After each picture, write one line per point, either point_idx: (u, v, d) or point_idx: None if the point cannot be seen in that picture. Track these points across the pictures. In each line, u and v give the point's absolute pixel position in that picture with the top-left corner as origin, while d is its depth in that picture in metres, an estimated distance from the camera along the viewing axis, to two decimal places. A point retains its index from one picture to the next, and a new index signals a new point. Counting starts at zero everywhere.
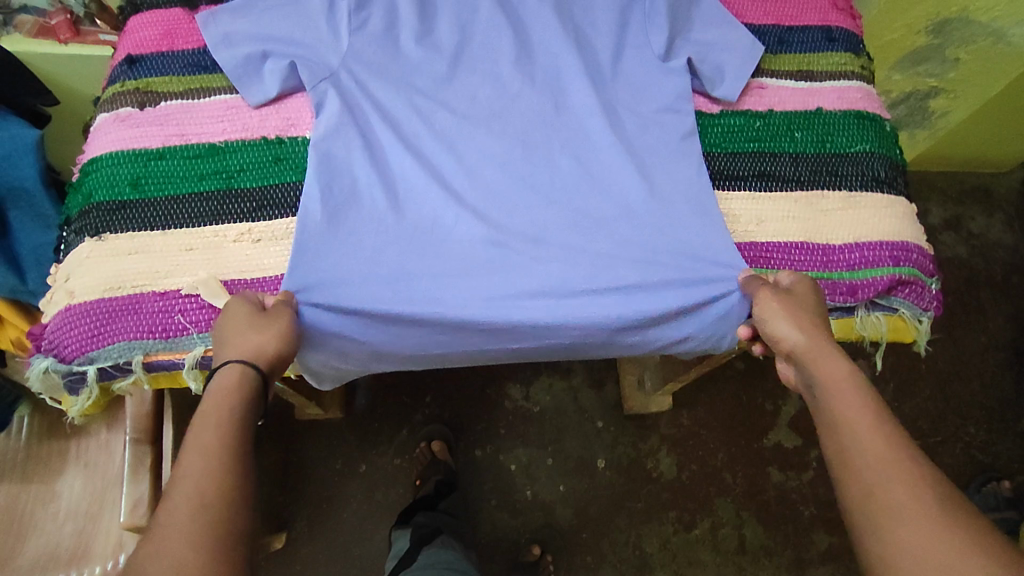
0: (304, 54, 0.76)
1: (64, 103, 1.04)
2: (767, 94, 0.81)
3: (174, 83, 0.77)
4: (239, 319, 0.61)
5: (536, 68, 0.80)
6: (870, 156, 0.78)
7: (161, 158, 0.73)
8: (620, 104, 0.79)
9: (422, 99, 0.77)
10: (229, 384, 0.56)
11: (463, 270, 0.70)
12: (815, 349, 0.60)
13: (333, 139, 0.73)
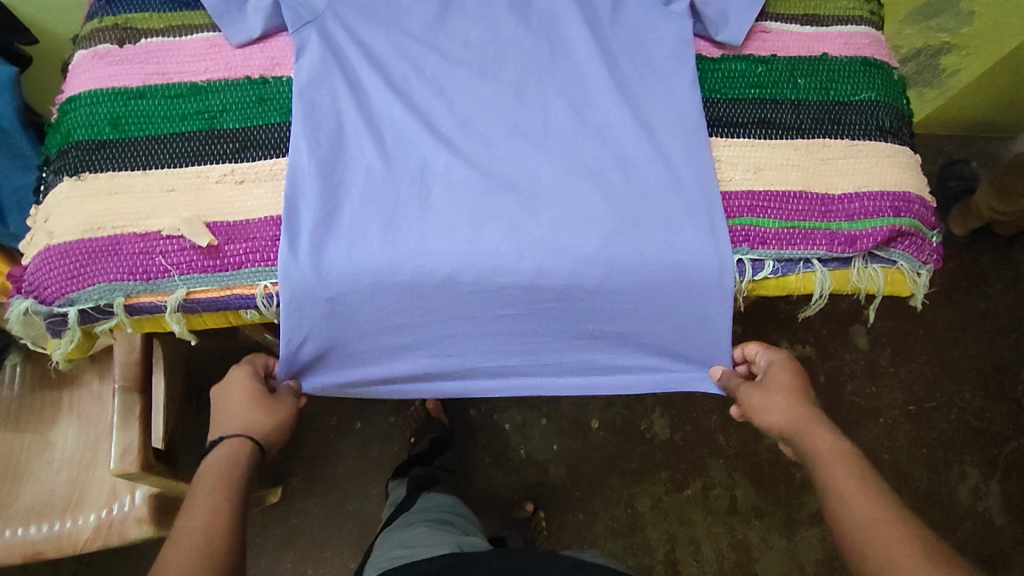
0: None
1: (45, 45, 1.01)
2: (770, 38, 0.78)
3: (154, 20, 0.74)
4: (242, 396, 0.67)
5: (532, 12, 0.77)
6: (874, 105, 0.76)
7: (142, 98, 0.71)
8: (617, 50, 0.76)
9: (413, 42, 0.74)
10: (231, 457, 0.62)
11: (452, 226, 0.68)
12: (804, 426, 0.65)
13: (318, 86, 0.71)
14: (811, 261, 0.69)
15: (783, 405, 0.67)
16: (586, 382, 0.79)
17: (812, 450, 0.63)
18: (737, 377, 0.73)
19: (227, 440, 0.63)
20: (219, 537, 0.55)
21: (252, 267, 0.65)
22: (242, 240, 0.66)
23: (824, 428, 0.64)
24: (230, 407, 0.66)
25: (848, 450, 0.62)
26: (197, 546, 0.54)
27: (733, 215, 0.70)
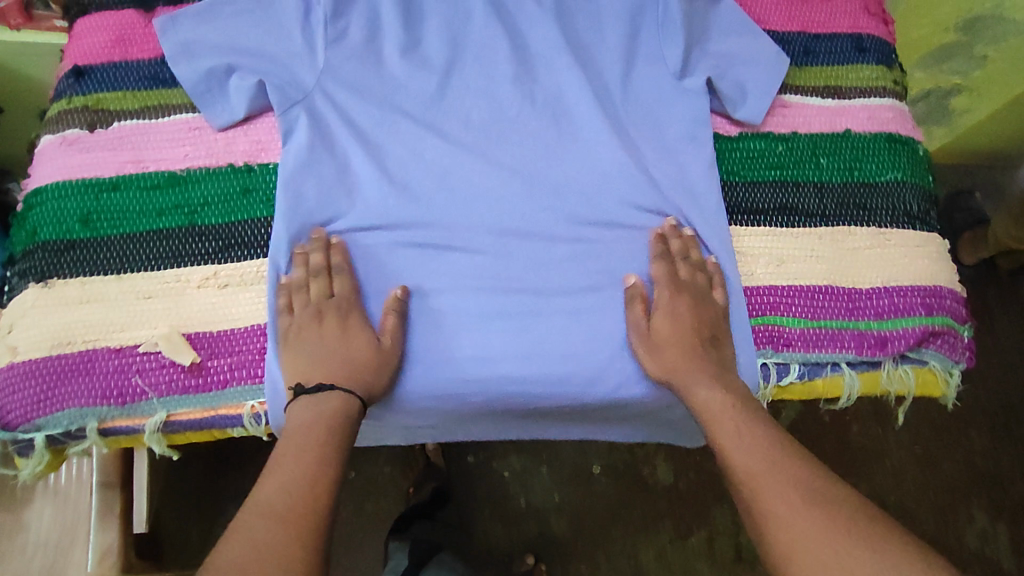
0: (276, 69, 0.69)
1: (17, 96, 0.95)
2: (790, 113, 0.73)
3: (128, 99, 0.68)
4: (360, 331, 0.61)
5: (537, 87, 0.72)
6: (901, 187, 0.71)
7: (115, 190, 0.65)
8: (629, 127, 0.71)
9: (410, 122, 0.70)
10: (334, 409, 0.56)
11: (451, 307, 0.64)
12: (683, 380, 0.61)
13: (306, 176, 0.66)
14: (840, 364, 0.65)
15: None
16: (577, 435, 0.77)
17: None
18: (537, 331, 0.63)
19: (316, 382, 0.58)
20: (302, 490, 0.51)
21: (237, 386, 0.60)
22: (227, 355, 0.60)
23: (703, 377, 0.60)
24: (348, 347, 0.60)
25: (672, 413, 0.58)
26: (279, 506, 0.50)
27: (755, 312, 0.66)
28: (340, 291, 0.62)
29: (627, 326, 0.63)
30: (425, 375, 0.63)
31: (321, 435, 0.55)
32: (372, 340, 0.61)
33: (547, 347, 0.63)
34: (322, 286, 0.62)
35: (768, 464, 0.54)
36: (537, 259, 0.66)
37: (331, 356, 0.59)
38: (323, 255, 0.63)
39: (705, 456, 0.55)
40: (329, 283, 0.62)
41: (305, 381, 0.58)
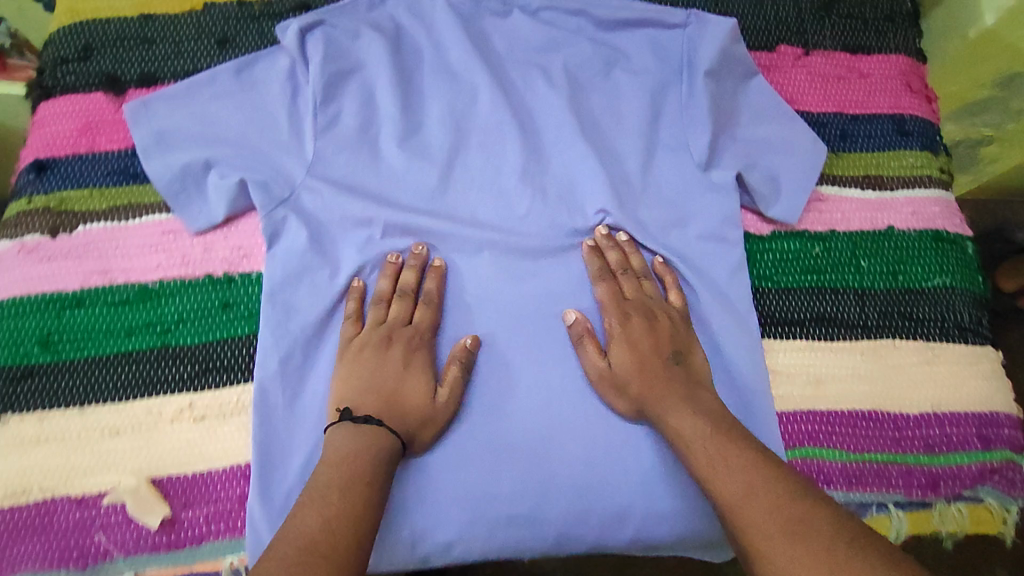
0: (259, 163, 0.62)
1: None
2: (826, 208, 0.67)
3: (95, 198, 0.61)
4: (421, 373, 0.57)
5: (549, 179, 0.67)
6: (950, 293, 0.65)
7: (79, 306, 0.58)
8: (649, 222, 0.65)
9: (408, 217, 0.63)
10: (380, 449, 0.51)
11: (515, 367, 0.60)
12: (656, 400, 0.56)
13: (293, 286, 0.60)
14: (887, 504, 0.59)
15: (626, 374, 0.57)
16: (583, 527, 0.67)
17: (666, 432, 0.54)
18: (592, 342, 0.59)
19: (363, 413, 0.54)
20: (349, 527, 0.45)
21: (214, 541, 0.53)
22: (201, 504, 0.54)
23: (673, 404, 0.54)
24: (403, 384, 0.56)
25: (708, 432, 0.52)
26: (320, 535, 0.44)
27: (793, 444, 0.59)
28: (419, 322, 0.60)
29: (682, 333, 0.60)
30: (473, 436, 0.58)
31: (371, 466, 0.50)
32: (429, 386, 0.57)
33: (605, 360, 0.59)
34: (401, 311, 0.59)
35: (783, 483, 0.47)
36: (599, 267, 0.63)
37: (380, 389, 0.55)
38: (391, 284, 0.61)
39: (734, 482, 0.48)
40: (410, 310, 0.60)
41: (354, 409, 0.54)
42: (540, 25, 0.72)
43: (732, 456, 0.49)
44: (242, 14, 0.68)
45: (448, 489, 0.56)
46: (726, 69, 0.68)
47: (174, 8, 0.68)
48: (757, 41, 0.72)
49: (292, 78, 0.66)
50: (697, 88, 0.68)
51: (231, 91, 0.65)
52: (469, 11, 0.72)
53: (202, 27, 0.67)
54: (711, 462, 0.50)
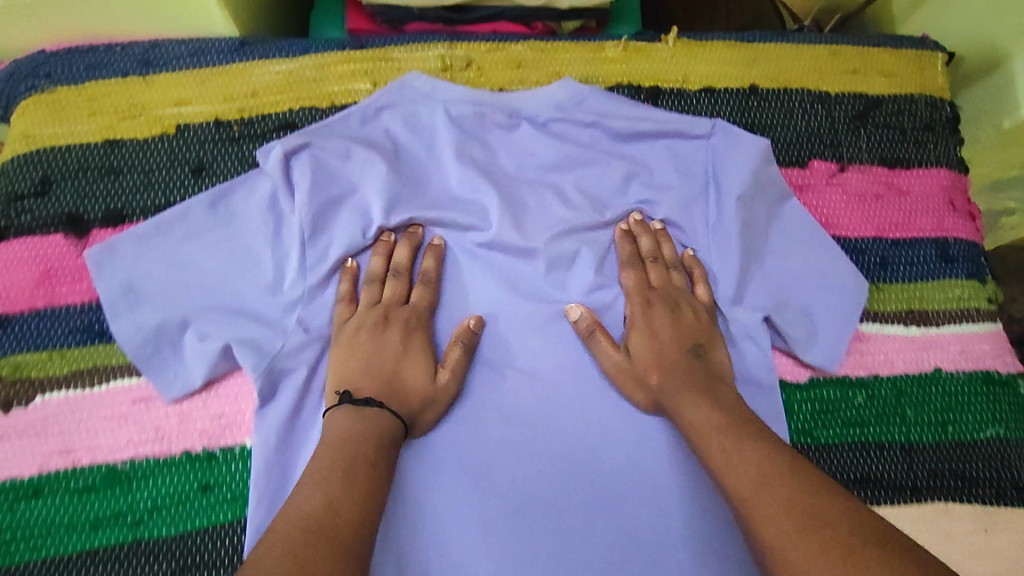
0: (240, 321, 0.56)
1: None
2: (867, 347, 0.61)
3: (54, 361, 0.55)
4: (420, 355, 0.56)
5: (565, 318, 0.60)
6: (1005, 445, 0.59)
7: (37, 495, 0.52)
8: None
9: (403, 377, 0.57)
10: (384, 433, 0.50)
11: (522, 409, 0.57)
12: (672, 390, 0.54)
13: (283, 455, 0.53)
14: None
15: (645, 366, 0.56)
16: None
17: (681, 424, 0.52)
18: (605, 334, 0.57)
19: (365, 396, 0.51)
20: (355, 508, 0.43)
21: None
22: None
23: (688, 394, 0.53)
24: (403, 369, 0.54)
25: (726, 424, 0.50)
26: (328, 509, 0.42)
27: None
28: (415, 302, 0.58)
29: (705, 328, 0.58)
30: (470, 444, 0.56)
31: (376, 452, 0.48)
32: (431, 366, 0.55)
33: (621, 352, 0.57)
34: (395, 291, 0.58)
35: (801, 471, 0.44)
36: (630, 252, 0.61)
37: (379, 372, 0.54)
38: (384, 262, 0.59)
39: (744, 467, 0.46)
40: (406, 289, 0.58)
41: (354, 392, 0.52)
42: (552, 137, 0.64)
43: (743, 444, 0.47)
44: (220, 136, 0.61)
45: (449, 486, 0.54)
46: (755, 193, 0.62)
47: (141, 132, 0.60)
48: (787, 155, 0.66)
49: (274, 209, 0.59)
50: (727, 214, 0.61)
51: (207, 230, 0.58)
52: (471, 123, 0.63)
53: (175, 153, 0.60)
54: (720, 450, 0.48)
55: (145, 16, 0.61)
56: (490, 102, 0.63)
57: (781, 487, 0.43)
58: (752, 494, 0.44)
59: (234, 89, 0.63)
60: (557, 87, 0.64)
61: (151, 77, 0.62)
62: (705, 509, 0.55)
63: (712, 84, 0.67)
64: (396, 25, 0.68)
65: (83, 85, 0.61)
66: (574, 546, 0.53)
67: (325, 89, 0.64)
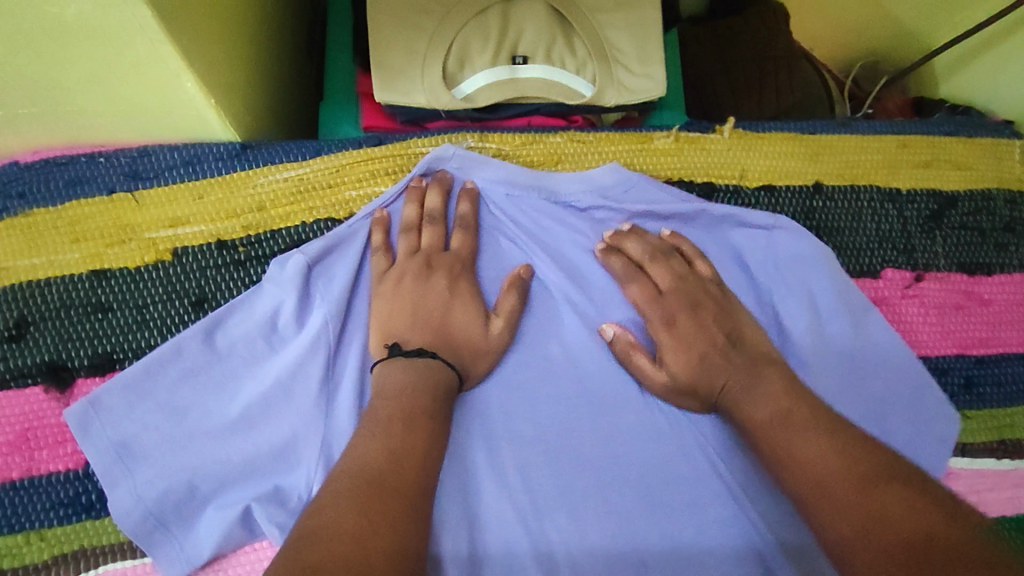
0: (257, 473, 0.49)
1: None
2: (959, 485, 0.55)
3: (37, 544, 0.47)
4: (465, 319, 0.51)
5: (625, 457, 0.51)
6: None
7: None
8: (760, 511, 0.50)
9: (448, 525, 0.47)
10: (435, 384, 0.47)
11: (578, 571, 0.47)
12: (717, 366, 0.51)
13: None
14: None
15: (687, 336, 0.52)
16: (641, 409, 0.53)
17: (728, 401, 0.49)
18: (643, 355, 0.53)
19: (415, 347, 0.49)
20: (417, 471, 0.42)
21: None
22: None
23: (737, 370, 0.50)
24: (452, 315, 0.51)
25: (786, 412, 0.47)
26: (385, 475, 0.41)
27: None
28: (458, 249, 0.54)
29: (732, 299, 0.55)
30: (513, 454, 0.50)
31: (430, 402, 0.46)
32: (481, 313, 0.52)
33: (664, 374, 0.52)
34: (435, 239, 0.53)
35: (868, 453, 0.43)
36: (643, 246, 0.55)
37: (429, 318, 0.50)
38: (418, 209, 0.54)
39: (807, 445, 0.44)
40: (446, 239, 0.54)
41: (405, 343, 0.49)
42: (596, 231, 0.57)
43: (798, 433, 0.45)
44: (221, 260, 0.53)
45: None
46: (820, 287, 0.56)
47: (132, 260, 0.53)
48: (856, 264, 0.59)
49: (275, 330, 0.51)
50: (797, 331, 0.56)
51: (204, 365, 0.50)
52: (507, 207, 0.56)
53: (172, 282, 0.53)
54: (771, 432, 0.46)
55: (130, 126, 0.54)
56: (527, 184, 0.56)
57: (847, 481, 0.41)
58: (813, 492, 0.42)
59: (237, 203, 0.55)
60: (597, 170, 0.57)
61: (140, 193, 0.54)
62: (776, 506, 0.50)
63: (772, 181, 0.60)
64: (418, 120, 0.60)
65: (62, 206, 0.54)
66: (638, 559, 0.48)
67: (342, 196, 0.56)
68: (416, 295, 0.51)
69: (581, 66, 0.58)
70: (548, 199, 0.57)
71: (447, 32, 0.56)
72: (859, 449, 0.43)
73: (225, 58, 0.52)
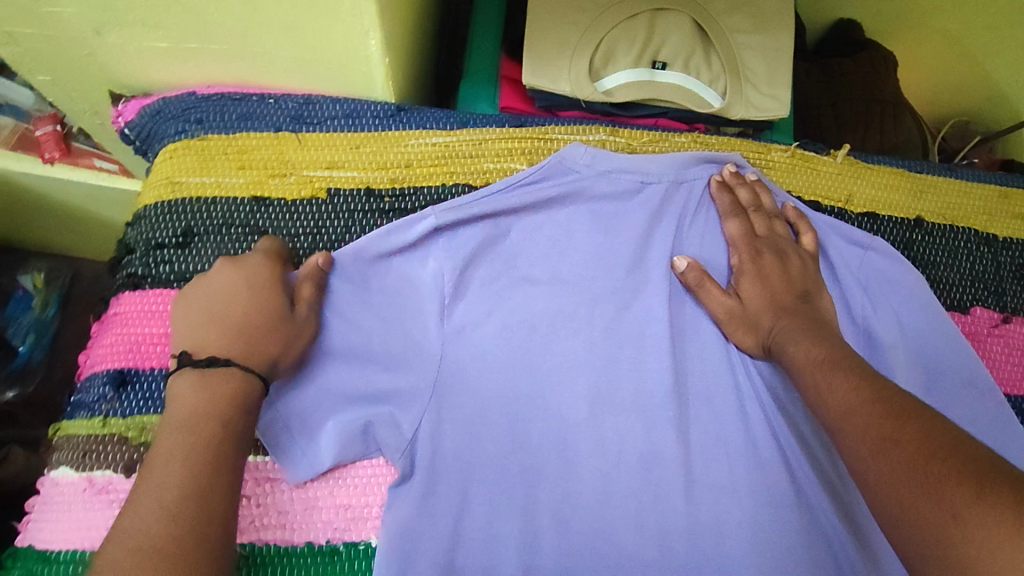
0: (384, 396, 0.52)
1: (56, 205, 0.96)
2: None
3: None
4: None
5: (711, 434, 0.55)
6: None
7: None
8: (832, 505, 0.54)
9: (541, 453, 0.53)
10: (229, 392, 0.44)
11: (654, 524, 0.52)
12: (782, 331, 0.54)
13: (415, 539, 0.50)
14: None
15: (756, 311, 0.56)
16: (732, 395, 0.56)
17: (788, 365, 0.52)
18: (713, 283, 0.57)
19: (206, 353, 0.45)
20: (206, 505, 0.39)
21: None
22: None
23: (802, 335, 0.52)
24: (252, 309, 0.47)
25: (836, 357, 0.50)
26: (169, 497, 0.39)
27: None
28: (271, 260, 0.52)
29: (815, 276, 0.58)
30: (611, 419, 0.54)
31: (217, 425, 0.42)
32: (283, 301, 0.49)
33: (732, 298, 0.57)
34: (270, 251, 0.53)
35: (910, 401, 0.44)
36: (731, 203, 0.60)
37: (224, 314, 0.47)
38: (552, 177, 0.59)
39: (841, 392, 0.47)
40: (572, 196, 0.59)
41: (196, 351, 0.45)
42: (709, 225, 0.61)
43: (840, 374, 0.48)
44: (369, 205, 0.58)
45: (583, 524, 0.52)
46: (909, 306, 0.60)
47: (290, 192, 0.58)
48: (949, 297, 0.62)
49: (410, 278, 0.56)
50: (885, 341, 0.59)
51: (345, 293, 0.54)
52: (634, 195, 0.60)
53: (323, 218, 0.57)
54: (819, 383, 0.49)
55: (304, 74, 0.59)
56: (659, 174, 0.61)
57: (869, 412, 0.44)
58: (840, 423, 0.45)
59: (388, 157, 0.60)
60: (710, 167, 0.62)
61: (303, 135, 0.60)
62: (847, 504, 0.54)
63: (877, 210, 0.64)
64: (552, 108, 0.66)
65: (234, 136, 0.59)
66: (714, 529, 0.52)
67: (480, 166, 0.61)
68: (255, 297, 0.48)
69: (714, 79, 0.63)
70: (674, 183, 0.61)
71: (598, 31, 0.61)
72: (905, 397, 0.44)
73: (400, 25, 0.57)
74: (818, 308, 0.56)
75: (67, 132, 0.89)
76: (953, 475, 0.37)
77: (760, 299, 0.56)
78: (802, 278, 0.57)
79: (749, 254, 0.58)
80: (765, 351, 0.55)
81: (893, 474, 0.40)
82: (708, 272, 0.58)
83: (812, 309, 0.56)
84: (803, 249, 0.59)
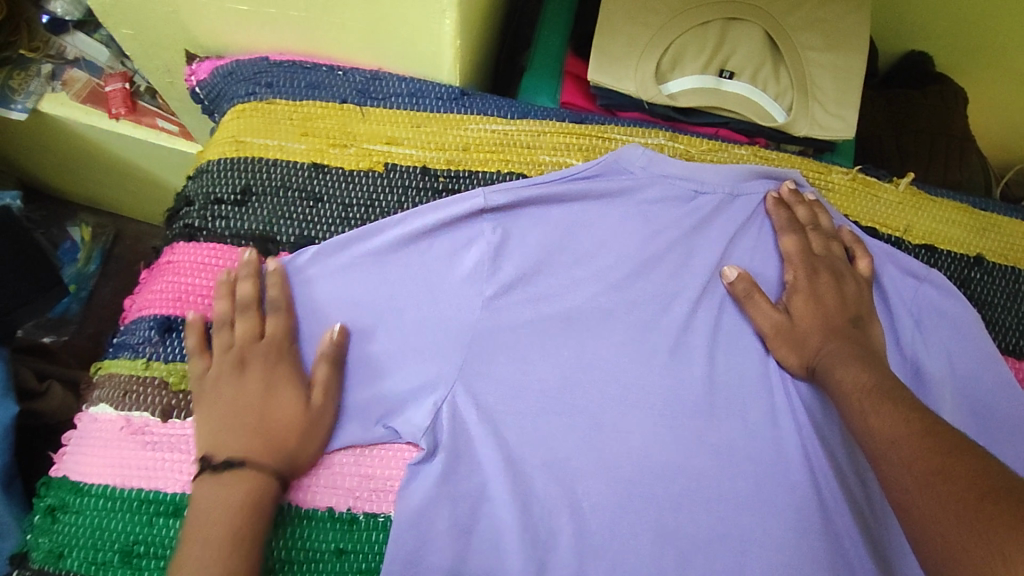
0: (414, 366, 0.53)
1: (116, 163, 0.99)
2: None
3: None
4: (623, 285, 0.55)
5: (745, 451, 0.53)
6: None
7: (176, 515, 0.48)
8: (863, 538, 0.52)
9: (570, 448, 0.52)
10: (245, 495, 0.46)
11: (676, 533, 0.50)
12: (828, 354, 0.53)
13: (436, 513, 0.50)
14: None
15: (804, 329, 0.55)
16: (770, 413, 0.55)
17: (833, 388, 0.51)
18: (762, 297, 0.56)
19: (224, 455, 0.47)
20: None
21: None
22: None
23: (849, 359, 0.51)
24: (271, 405, 0.49)
25: (885, 386, 0.48)
26: None
27: None
28: (271, 333, 0.52)
29: (867, 301, 0.57)
30: (644, 420, 0.53)
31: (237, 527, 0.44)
32: (300, 393, 0.50)
33: (781, 314, 0.56)
34: (248, 329, 0.51)
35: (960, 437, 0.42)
36: (788, 220, 0.59)
37: (245, 418, 0.48)
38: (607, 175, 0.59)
39: (886, 421, 0.45)
40: (627, 195, 0.59)
41: (212, 454, 0.47)
42: (761, 239, 0.60)
43: (888, 403, 0.46)
44: (424, 184, 0.59)
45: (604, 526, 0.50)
46: (963, 344, 0.58)
47: (349, 163, 0.59)
48: (1003, 340, 0.60)
49: (458, 266, 0.55)
50: (933, 376, 0.57)
51: (399, 254, 0.55)
52: (687, 202, 0.59)
53: (377, 192, 0.58)
54: (866, 410, 0.47)
55: (376, 49, 0.60)
56: (716, 183, 0.60)
57: (919, 443, 0.42)
58: (886, 452, 0.44)
59: (447, 139, 0.60)
60: (767, 182, 0.61)
61: (367, 108, 0.60)
62: (877, 537, 0.52)
63: (937, 243, 0.62)
64: (612, 108, 0.66)
65: (300, 103, 0.60)
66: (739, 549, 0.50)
67: (536, 157, 0.61)
68: (245, 392, 0.49)
69: (781, 94, 0.62)
70: (730, 195, 0.60)
71: (669, 35, 0.61)
72: (953, 433, 0.42)
73: (473, 9, 0.58)
74: (868, 333, 0.55)
75: (134, 91, 0.91)
76: (1005, 513, 0.35)
77: (809, 319, 0.55)
78: (854, 301, 0.56)
79: (805, 272, 0.57)
80: (809, 372, 0.54)
81: (941, 510, 0.38)
82: (758, 285, 0.58)
83: (863, 336, 0.54)
84: (857, 273, 0.58)
